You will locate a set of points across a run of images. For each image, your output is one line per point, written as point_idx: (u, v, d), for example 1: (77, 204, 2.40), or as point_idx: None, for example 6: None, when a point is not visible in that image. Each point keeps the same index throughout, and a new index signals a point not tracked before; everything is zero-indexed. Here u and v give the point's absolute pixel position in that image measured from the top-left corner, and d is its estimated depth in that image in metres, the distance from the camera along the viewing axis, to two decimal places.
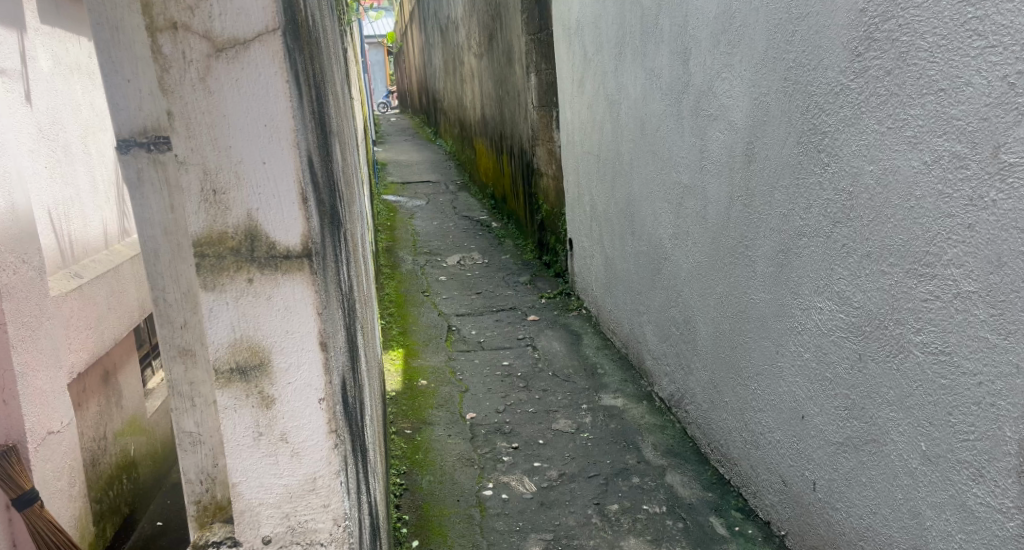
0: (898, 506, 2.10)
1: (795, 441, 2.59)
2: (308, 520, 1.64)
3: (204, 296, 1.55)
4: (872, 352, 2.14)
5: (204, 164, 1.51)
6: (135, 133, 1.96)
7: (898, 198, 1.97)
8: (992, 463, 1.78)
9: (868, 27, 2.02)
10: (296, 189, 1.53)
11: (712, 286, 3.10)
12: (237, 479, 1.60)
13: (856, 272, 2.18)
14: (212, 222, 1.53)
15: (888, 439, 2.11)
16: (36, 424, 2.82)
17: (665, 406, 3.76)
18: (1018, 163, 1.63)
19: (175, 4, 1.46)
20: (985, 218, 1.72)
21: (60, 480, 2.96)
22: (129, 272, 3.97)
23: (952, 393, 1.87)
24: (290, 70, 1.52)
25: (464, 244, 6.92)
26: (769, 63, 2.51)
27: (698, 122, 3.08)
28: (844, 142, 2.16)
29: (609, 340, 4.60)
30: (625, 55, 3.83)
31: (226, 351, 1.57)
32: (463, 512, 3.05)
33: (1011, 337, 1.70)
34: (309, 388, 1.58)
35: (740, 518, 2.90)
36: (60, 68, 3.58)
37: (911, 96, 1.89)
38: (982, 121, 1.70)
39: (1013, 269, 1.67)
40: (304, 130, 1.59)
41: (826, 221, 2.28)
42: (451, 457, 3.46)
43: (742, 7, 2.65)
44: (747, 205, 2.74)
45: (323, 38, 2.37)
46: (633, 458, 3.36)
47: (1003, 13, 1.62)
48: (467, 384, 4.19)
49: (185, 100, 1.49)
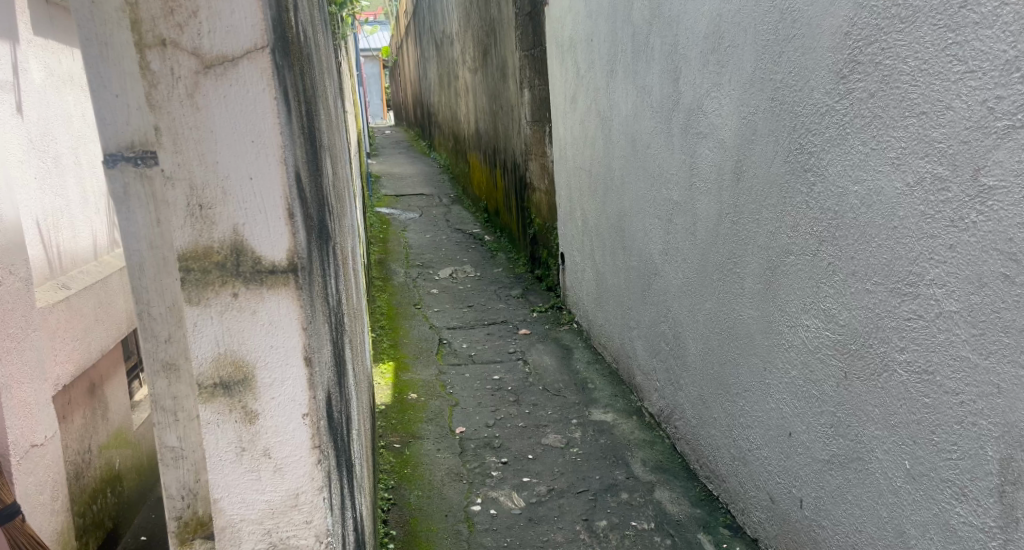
0: (883, 524, 2.10)
1: (782, 458, 2.59)
2: (290, 536, 1.63)
3: (188, 311, 1.55)
4: (858, 370, 2.15)
5: (190, 179, 1.51)
6: (123, 148, 2.00)
7: (882, 219, 1.99)
8: (974, 482, 1.78)
9: (852, 50, 2.04)
10: (283, 205, 1.53)
11: (701, 302, 3.12)
12: (218, 496, 1.60)
13: (842, 290, 2.18)
14: (197, 237, 1.53)
15: (874, 456, 2.11)
16: (20, 437, 2.81)
17: (654, 422, 3.76)
18: (997, 186, 1.64)
19: (164, 21, 1.47)
20: (967, 239, 1.73)
21: (42, 493, 2.94)
22: (117, 283, 3.98)
23: (934, 412, 1.88)
24: (278, 88, 1.53)
25: (455, 256, 6.95)
26: (757, 83, 2.54)
27: (687, 140, 3.10)
28: (830, 162, 2.18)
29: (600, 355, 4.61)
30: (617, 72, 3.86)
31: (210, 365, 1.56)
32: (450, 528, 3.04)
33: (991, 357, 1.71)
34: (292, 403, 1.58)
35: (728, 535, 2.90)
36: (53, 80, 3.60)
37: (895, 119, 1.91)
38: (962, 144, 1.71)
39: (994, 290, 1.69)
40: (292, 146, 1.60)
41: (813, 239, 2.29)
42: (440, 471, 3.45)
43: (730, 28, 2.67)
44: (735, 221, 2.75)
45: (314, 51, 2.39)
46: (621, 473, 3.35)
47: (981, 39, 1.64)
48: (457, 398, 4.19)
49: (174, 116, 1.49)
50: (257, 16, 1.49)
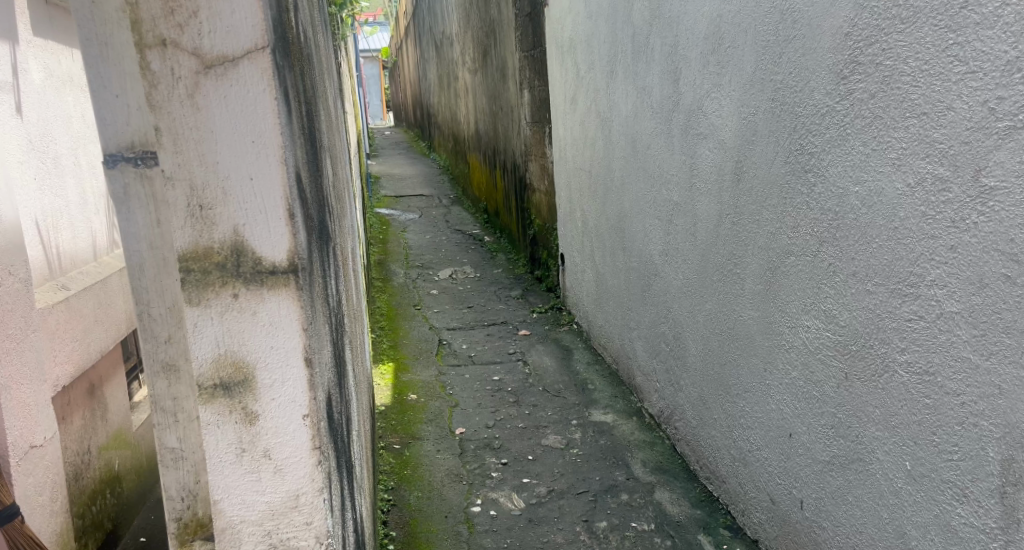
0: (884, 525, 2.10)
1: (783, 459, 2.58)
2: (290, 538, 1.63)
3: (188, 311, 1.55)
4: (858, 371, 2.15)
5: (190, 179, 1.51)
6: (123, 149, 2.00)
7: (883, 220, 1.99)
8: (975, 483, 1.78)
9: (852, 51, 2.04)
10: (283, 205, 1.53)
11: (701, 303, 3.11)
12: (218, 497, 1.59)
13: (842, 291, 2.18)
14: (198, 238, 1.53)
15: (874, 457, 2.11)
16: (20, 438, 2.81)
17: (654, 423, 3.76)
18: (998, 186, 1.64)
19: (165, 21, 1.47)
20: (967, 239, 1.73)
21: (42, 494, 2.94)
22: (117, 284, 3.98)
23: (935, 413, 1.88)
24: (279, 88, 1.52)
25: (455, 257, 6.94)
26: (757, 83, 2.54)
27: (687, 140, 3.10)
28: (831, 163, 2.18)
29: (600, 355, 4.61)
30: (617, 72, 3.86)
31: (210, 366, 1.56)
32: (450, 529, 3.03)
33: (992, 358, 1.70)
34: (293, 404, 1.58)
35: (728, 536, 2.90)
36: (53, 81, 3.60)
37: (895, 119, 1.91)
38: (963, 145, 1.71)
39: (994, 291, 1.68)
40: (293, 146, 1.59)
41: (813, 240, 2.29)
42: (440, 472, 3.45)
43: (729, 28, 2.67)
44: (735, 222, 2.75)
45: (314, 51, 2.38)
46: (621, 474, 3.35)
47: (982, 40, 1.64)
48: (456, 398, 4.18)
49: (174, 116, 1.49)
50: (257, 17, 1.48)
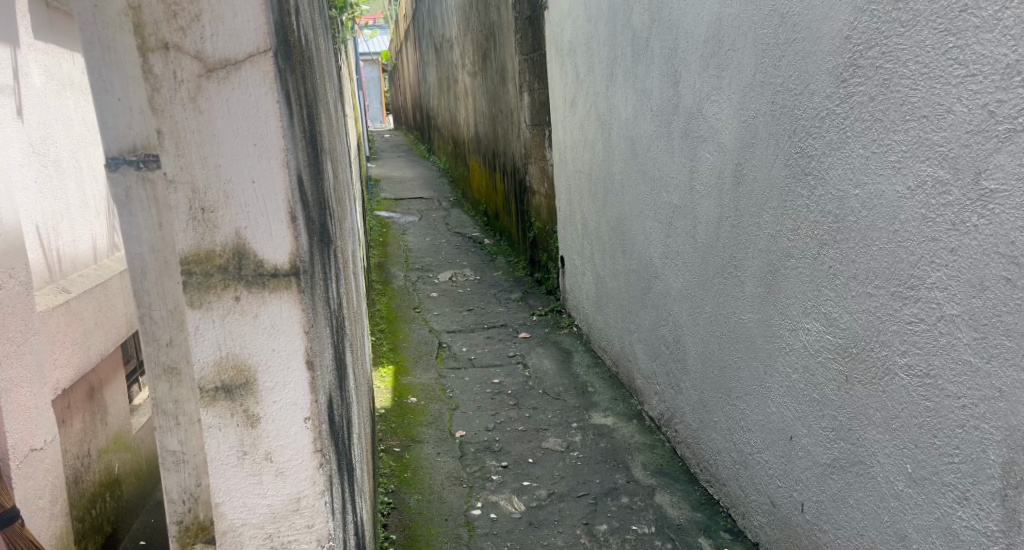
0: (884, 528, 2.10)
1: (783, 462, 2.59)
2: (292, 540, 1.63)
3: (190, 314, 1.55)
4: (859, 374, 2.15)
5: (193, 182, 1.51)
6: (125, 151, 2.02)
7: (883, 223, 1.99)
8: (976, 487, 1.78)
9: (852, 54, 2.05)
10: (284, 207, 1.53)
11: (701, 306, 3.12)
12: (220, 500, 1.59)
13: (843, 294, 2.19)
14: (200, 241, 1.53)
15: (875, 460, 2.12)
16: (20, 441, 2.81)
17: (654, 425, 3.76)
18: (998, 189, 1.64)
19: (167, 25, 1.47)
20: (968, 242, 1.74)
21: (43, 498, 2.94)
22: (117, 287, 3.98)
23: (936, 416, 1.88)
24: (281, 91, 1.53)
25: (455, 260, 6.95)
26: (756, 87, 2.54)
27: (687, 144, 3.10)
28: (831, 166, 2.18)
29: (600, 358, 4.61)
30: (617, 75, 3.86)
31: (211, 369, 1.56)
32: (450, 532, 3.03)
33: (993, 361, 1.71)
34: (294, 407, 1.58)
35: (729, 539, 2.90)
36: (54, 84, 3.61)
37: (895, 122, 1.91)
38: (962, 148, 1.72)
39: (995, 294, 1.69)
40: (294, 149, 1.59)
41: (814, 242, 2.30)
42: (440, 475, 3.45)
43: (729, 32, 2.68)
44: (735, 224, 2.76)
45: (315, 53, 2.38)
46: (622, 477, 3.35)
47: (981, 43, 1.65)
48: (456, 401, 4.18)
49: (176, 119, 1.49)
50: (259, 20, 1.48)
